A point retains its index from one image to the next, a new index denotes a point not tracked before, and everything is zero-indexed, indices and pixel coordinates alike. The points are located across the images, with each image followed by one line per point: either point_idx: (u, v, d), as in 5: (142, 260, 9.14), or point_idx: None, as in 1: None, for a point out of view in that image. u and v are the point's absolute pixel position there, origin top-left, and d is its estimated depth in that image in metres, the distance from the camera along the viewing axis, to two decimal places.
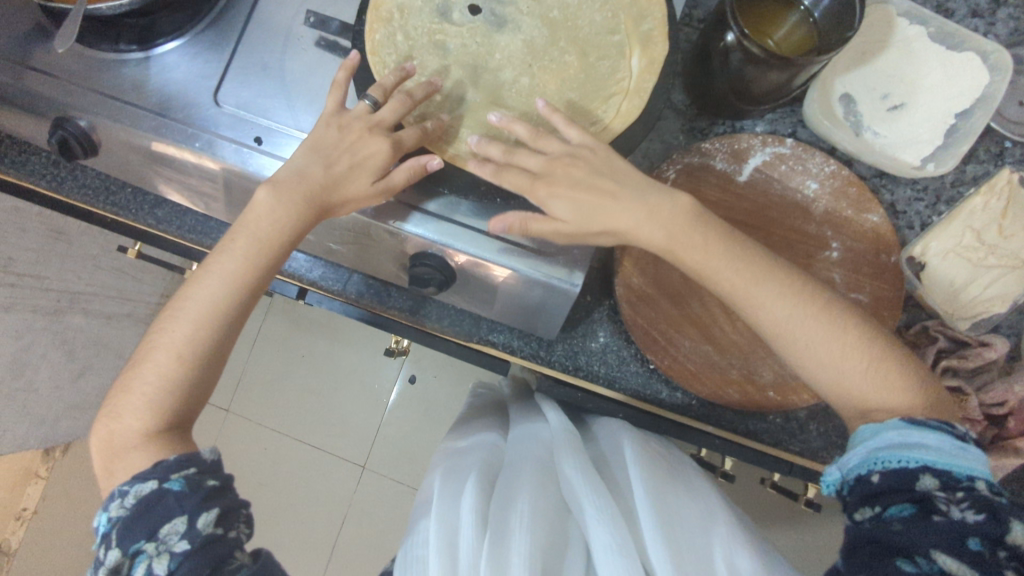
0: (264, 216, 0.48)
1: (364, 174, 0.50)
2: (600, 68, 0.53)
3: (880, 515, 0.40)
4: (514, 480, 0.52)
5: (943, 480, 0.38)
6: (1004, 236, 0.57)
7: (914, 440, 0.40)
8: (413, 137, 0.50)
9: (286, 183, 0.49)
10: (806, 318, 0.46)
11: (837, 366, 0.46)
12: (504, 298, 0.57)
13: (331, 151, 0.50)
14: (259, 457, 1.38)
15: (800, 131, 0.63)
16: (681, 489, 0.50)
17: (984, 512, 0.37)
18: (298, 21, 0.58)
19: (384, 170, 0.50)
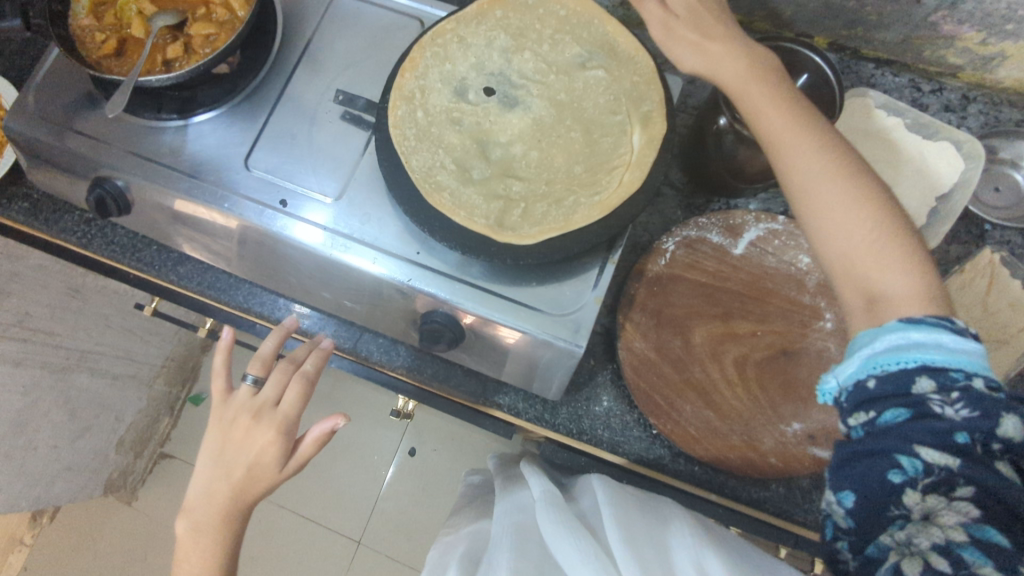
0: (191, 553, 0.51)
1: (268, 461, 0.52)
2: (603, 145, 0.57)
3: (874, 420, 0.40)
4: (494, 560, 0.53)
5: (939, 383, 0.39)
6: (989, 311, 0.60)
7: (914, 341, 0.40)
8: (296, 403, 0.55)
9: (199, 510, 0.52)
10: (835, 183, 0.46)
11: (850, 235, 0.45)
12: (510, 358, 0.60)
13: (228, 451, 0.53)
14: (254, 528, 1.34)
15: (792, 210, 0.67)
16: (658, 531, 0.51)
17: (977, 410, 0.37)
18: (327, 98, 0.63)
19: (287, 451, 0.53)
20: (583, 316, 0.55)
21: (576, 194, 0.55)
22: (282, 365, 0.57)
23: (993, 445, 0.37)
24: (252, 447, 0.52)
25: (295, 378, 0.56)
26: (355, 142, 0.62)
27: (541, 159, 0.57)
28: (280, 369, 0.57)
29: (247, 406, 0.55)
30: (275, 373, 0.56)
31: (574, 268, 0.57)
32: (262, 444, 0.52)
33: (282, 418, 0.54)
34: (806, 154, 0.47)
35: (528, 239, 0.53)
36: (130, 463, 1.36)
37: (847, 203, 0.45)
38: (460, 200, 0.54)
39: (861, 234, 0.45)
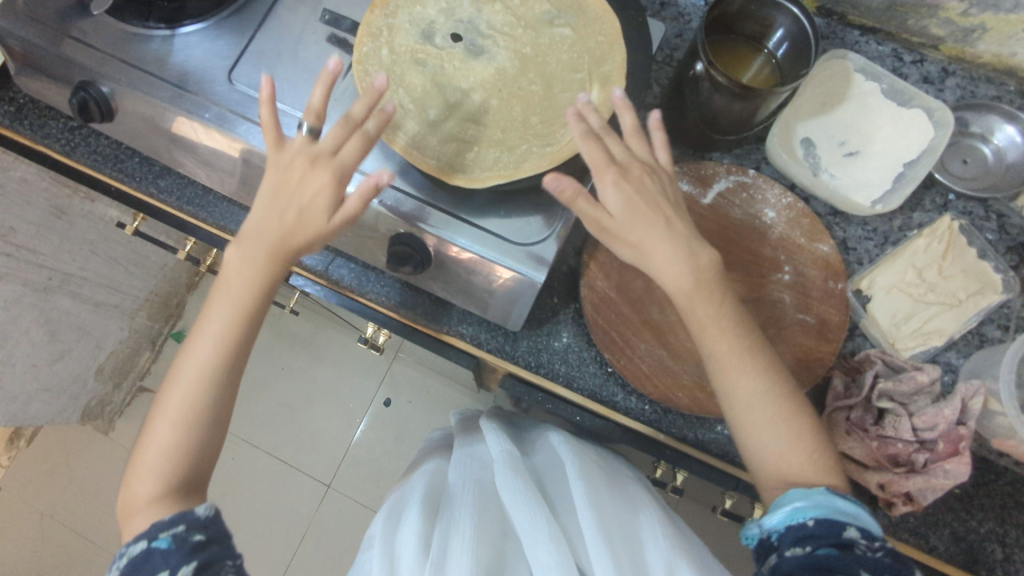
0: (234, 278, 0.54)
1: (321, 205, 0.54)
2: (561, 99, 0.58)
3: (811, 553, 0.46)
4: (454, 504, 0.56)
5: (862, 531, 0.46)
6: (942, 276, 0.62)
7: (841, 503, 0.47)
8: (352, 158, 0.53)
9: (250, 242, 0.54)
10: (767, 397, 0.52)
11: (784, 441, 0.52)
12: (474, 284, 0.61)
13: (284, 198, 0.54)
14: (226, 466, 1.36)
15: (764, 167, 0.68)
16: (616, 509, 0.55)
17: (892, 555, 0.45)
18: (313, 18, 0.64)
19: (337, 200, 0.54)
20: (546, 249, 0.57)
21: (529, 144, 0.57)
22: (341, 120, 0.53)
23: None
24: (307, 197, 0.53)
25: (356, 132, 0.54)
26: (337, 65, 0.63)
27: (500, 108, 0.58)
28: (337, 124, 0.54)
29: (304, 168, 0.53)
30: (334, 129, 0.54)
31: (541, 202, 0.58)
32: (318, 199, 0.53)
33: (339, 165, 0.53)
34: (739, 372, 0.52)
35: (476, 183, 0.56)
36: (108, 393, 1.37)
37: (774, 416, 0.52)
38: (416, 140, 0.57)
39: (787, 442, 0.52)
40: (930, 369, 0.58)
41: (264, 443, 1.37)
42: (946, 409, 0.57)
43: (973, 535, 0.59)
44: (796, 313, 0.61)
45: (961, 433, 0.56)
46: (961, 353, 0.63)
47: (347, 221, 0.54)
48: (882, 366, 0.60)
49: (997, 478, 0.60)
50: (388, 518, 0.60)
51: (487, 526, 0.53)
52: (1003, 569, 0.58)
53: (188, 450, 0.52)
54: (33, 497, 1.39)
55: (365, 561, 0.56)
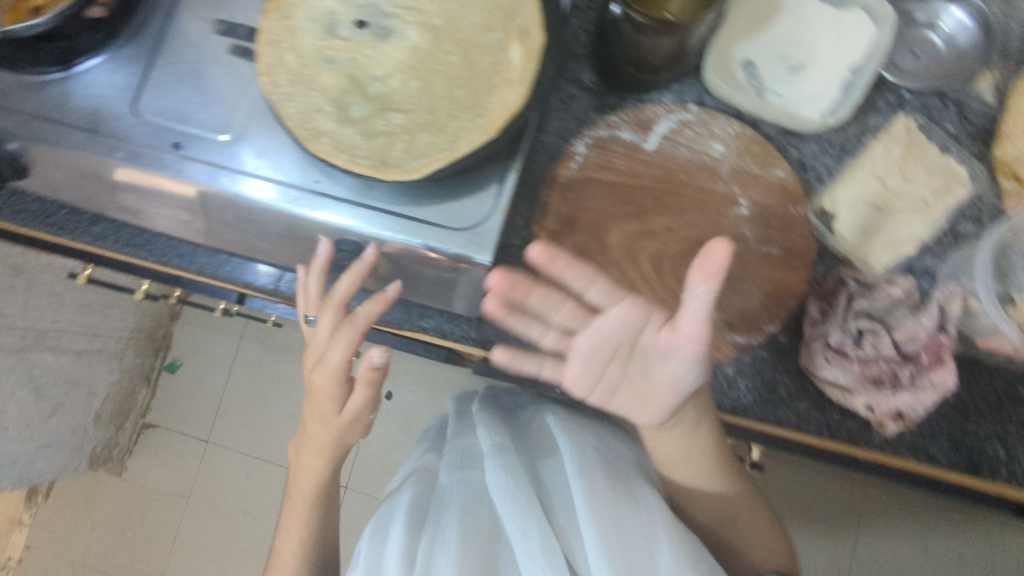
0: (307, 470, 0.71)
1: (331, 397, 0.66)
2: (483, 65, 0.53)
3: None
4: (443, 516, 0.56)
5: None
6: (906, 179, 0.60)
7: None
8: (338, 357, 0.63)
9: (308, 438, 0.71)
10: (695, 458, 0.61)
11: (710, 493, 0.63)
12: (425, 278, 0.59)
13: (313, 390, 0.66)
14: (243, 486, 1.36)
15: (707, 99, 0.63)
16: (617, 511, 0.56)
17: None
18: (208, 32, 0.60)
19: (342, 396, 0.66)
20: (492, 228, 0.55)
21: (459, 119, 0.52)
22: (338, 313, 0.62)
23: None
24: (322, 402, 0.67)
25: (348, 330, 0.61)
26: (244, 75, 0.59)
27: (422, 89, 0.54)
28: (331, 307, 0.62)
29: (318, 350, 0.64)
30: (326, 314, 0.62)
31: (477, 179, 0.56)
32: (329, 403, 0.66)
33: (330, 366, 0.64)
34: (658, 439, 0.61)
35: (413, 175, 0.52)
36: (112, 437, 1.37)
37: (702, 473, 0.62)
38: (340, 142, 0.53)
39: (718, 496, 0.64)
40: (903, 283, 0.57)
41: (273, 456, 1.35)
42: (925, 319, 0.55)
43: (973, 439, 0.58)
44: (760, 246, 0.59)
45: (942, 342, 0.55)
46: (937, 255, 0.60)
47: (352, 416, 0.67)
48: (856, 285, 0.58)
49: (991, 377, 0.59)
50: (378, 523, 0.60)
51: (476, 542, 0.53)
52: (1007, 468, 0.58)
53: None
54: (64, 548, 1.40)
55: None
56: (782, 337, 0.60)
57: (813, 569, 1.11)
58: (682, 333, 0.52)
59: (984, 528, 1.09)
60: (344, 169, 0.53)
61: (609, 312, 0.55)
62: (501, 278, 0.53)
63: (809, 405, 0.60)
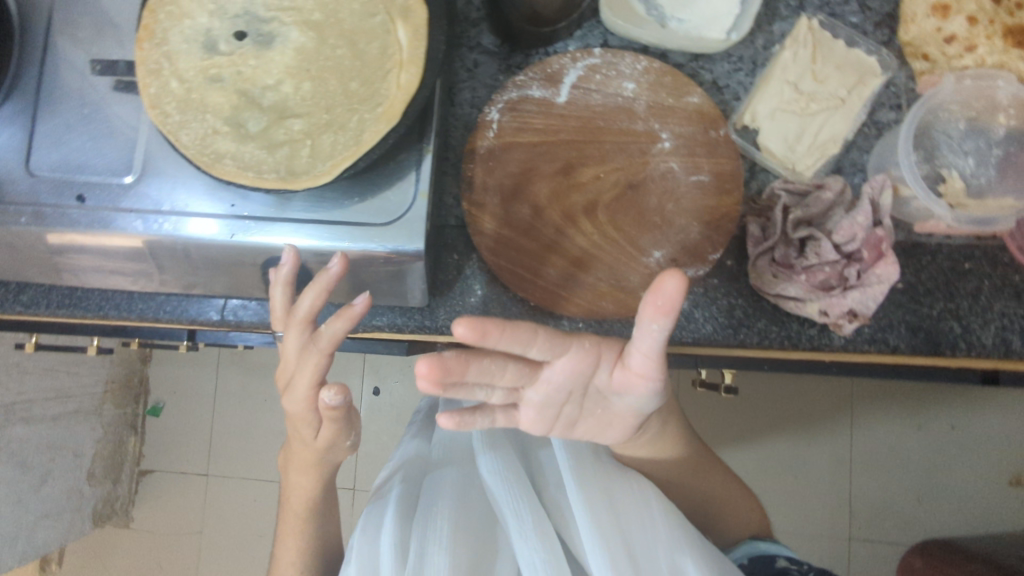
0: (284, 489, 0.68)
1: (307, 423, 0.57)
2: (371, 51, 0.51)
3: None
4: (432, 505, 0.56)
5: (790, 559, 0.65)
6: (819, 81, 0.59)
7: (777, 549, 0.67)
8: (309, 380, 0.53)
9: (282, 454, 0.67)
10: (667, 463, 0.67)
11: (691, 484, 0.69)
12: (363, 279, 0.58)
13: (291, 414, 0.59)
14: (248, 512, 1.34)
15: (610, 39, 0.63)
16: (611, 499, 0.57)
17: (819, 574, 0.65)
18: (87, 74, 0.57)
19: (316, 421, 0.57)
20: (418, 214, 0.54)
21: (359, 112, 0.51)
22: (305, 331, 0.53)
23: None
24: (297, 424, 0.58)
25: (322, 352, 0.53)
26: (134, 111, 0.57)
27: (316, 89, 0.52)
28: (299, 327, 0.53)
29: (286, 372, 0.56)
30: (294, 334, 0.54)
31: (394, 169, 0.54)
32: (304, 426, 0.58)
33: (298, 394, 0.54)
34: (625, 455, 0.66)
35: (324, 178, 0.50)
36: (110, 491, 1.35)
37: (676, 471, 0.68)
38: (244, 161, 0.51)
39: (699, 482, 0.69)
40: (832, 184, 0.58)
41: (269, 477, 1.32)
42: (860, 216, 0.56)
43: (928, 321, 0.60)
44: (689, 176, 0.59)
45: (880, 235, 0.55)
46: (862, 150, 0.61)
47: (329, 441, 0.59)
48: (789, 196, 0.58)
49: (933, 257, 0.60)
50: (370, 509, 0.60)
51: (465, 530, 0.53)
52: (965, 341, 0.59)
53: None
54: None
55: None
56: (730, 261, 0.61)
57: (817, 466, 1.15)
58: (635, 372, 0.46)
59: (968, 395, 1.13)
60: (252, 187, 0.51)
61: (555, 364, 0.47)
62: (433, 363, 0.40)
63: (768, 321, 0.60)
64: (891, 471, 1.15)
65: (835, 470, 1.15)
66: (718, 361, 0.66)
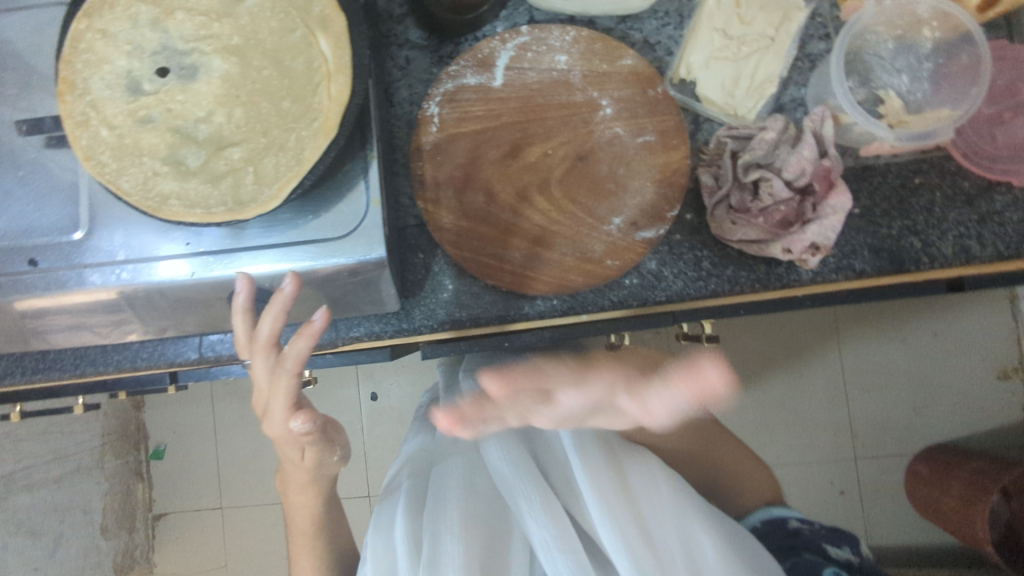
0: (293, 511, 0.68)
1: (288, 442, 0.59)
2: (297, 67, 0.51)
3: (775, 537, 0.70)
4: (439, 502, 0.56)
5: (800, 518, 0.72)
6: (746, 23, 0.59)
7: (789, 512, 0.73)
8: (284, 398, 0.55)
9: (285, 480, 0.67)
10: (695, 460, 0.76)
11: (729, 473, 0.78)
12: (332, 296, 0.58)
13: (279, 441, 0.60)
14: (269, 536, 1.34)
15: (537, 14, 0.62)
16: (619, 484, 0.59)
17: (828, 531, 0.71)
18: (15, 135, 0.56)
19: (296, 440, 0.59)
20: (374, 222, 0.54)
21: (295, 130, 0.50)
22: (271, 356, 0.55)
23: (845, 552, 0.68)
24: (282, 446, 0.60)
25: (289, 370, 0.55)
26: (70, 165, 0.56)
27: (248, 114, 0.51)
28: (264, 351, 0.55)
29: (260, 400, 0.57)
30: (259, 359, 0.55)
31: (342, 180, 0.54)
32: (288, 449, 0.60)
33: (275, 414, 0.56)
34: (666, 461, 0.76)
35: (273, 203, 0.50)
36: (127, 541, 1.35)
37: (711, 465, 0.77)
38: (190, 198, 0.50)
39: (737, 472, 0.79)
40: (775, 123, 0.58)
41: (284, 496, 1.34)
42: (806, 151, 0.57)
43: (889, 241, 0.61)
44: (636, 138, 0.60)
45: (828, 166, 0.56)
46: (801, 84, 0.61)
47: (315, 459, 0.61)
48: (735, 142, 0.59)
49: (884, 178, 0.62)
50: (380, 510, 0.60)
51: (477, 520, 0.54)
52: (927, 254, 0.61)
53: None
54: None
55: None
56: (690, 215, 0.61)
57: (812, 395, 1.18)
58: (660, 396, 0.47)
59: (945, 302, 1.15)
60: (202, 223, 0.51)
61: None
62: None
63: (736, 268, 0.61)
64: (884, 387, 1.17)
65: (830, 395, 1.18)
66: (696, 314, 0.66)
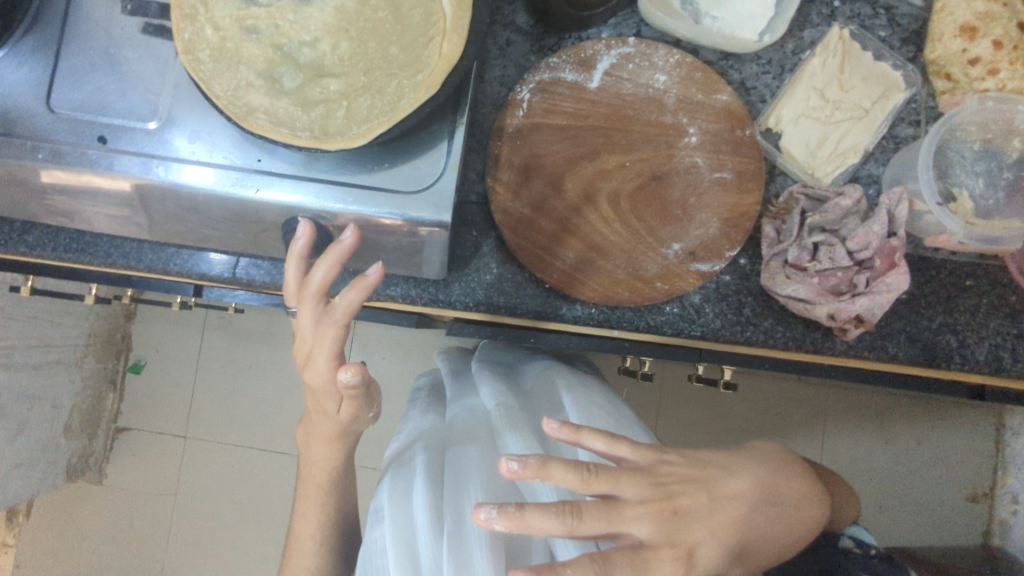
0: None
1: (327, 401, 0.53)
2: (414, 17, 0.51)
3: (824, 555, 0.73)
4: (463, 449, 0.55)
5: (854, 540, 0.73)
6: (845, 90, 0.61)
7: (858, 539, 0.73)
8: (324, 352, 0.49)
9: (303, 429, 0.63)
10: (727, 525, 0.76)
11: None
12: (385, 249, 0.58)
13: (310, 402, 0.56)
14: (229, 474, 1.33)
15: (644, 30, 0.63)
16: None
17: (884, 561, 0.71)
18: (116, 13, 0.56)
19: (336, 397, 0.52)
20: (446, 186, 0.54)
21: (397, 78, 0.50)
22: (319, 306, 0.50)
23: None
24: (319, 400, 0.54)
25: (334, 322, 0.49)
26: (161, 53, 0.56)
27: (354, 50, 0.51)
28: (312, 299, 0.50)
29: (303, 349, 0.52)
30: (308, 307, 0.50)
31: (424, 139, 0.54)
32: (325, 400, 0.53)
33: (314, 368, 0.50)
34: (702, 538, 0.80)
35: (358, 141, 0.49)
36: (86, 446, 1.31)
37: None
38: (277, 116, 0.50)
39: None
40: (852, 192, 0.59)
41: (256, 438, 1.33)
42: (875, 226, 0.58)
43: (927, 333, 0.62)
44: (713, 173, 0.60)
45: (894, 246, 0.57)
46: (880, 162, 0.63)
47: (351, 415, 0.54)
48: (807, 201, 0.60)
49: (937, 272, 0.62)
50: (394, 476, 0.55)
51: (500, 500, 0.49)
52: (959, 356, 0.62)
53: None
54: (57, 561, 1.36)
55: (375, 536, 0.50)
56: (743, 259, 0.62)
57: None
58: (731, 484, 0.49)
59: (939, 413, 1.16)
60: (284, 144, 0.50)
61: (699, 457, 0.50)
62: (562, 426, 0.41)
63: (775, 321, 0.62)
64: (860, 481, 1.17)
65: None
66: (723, 357, 0.67)
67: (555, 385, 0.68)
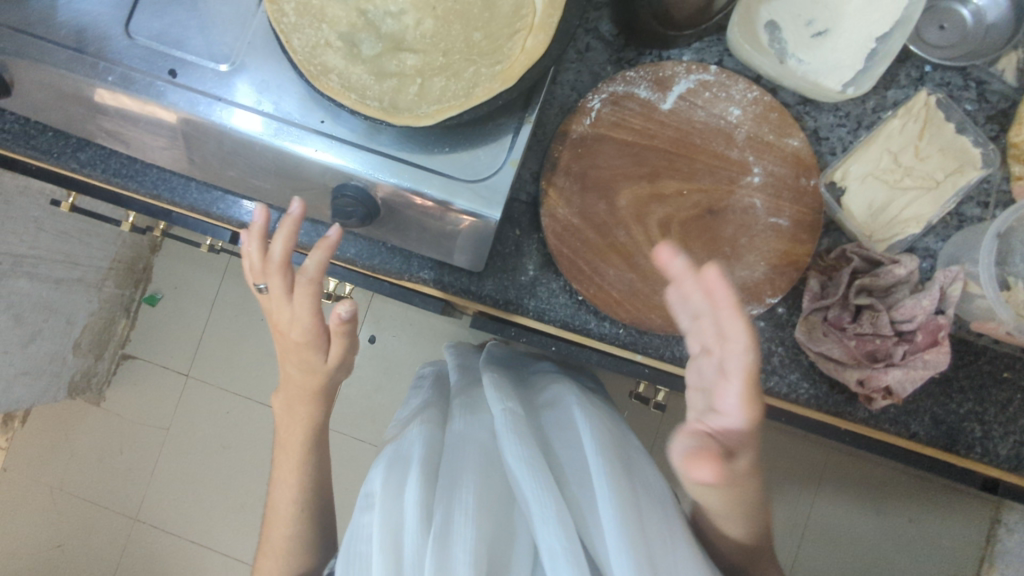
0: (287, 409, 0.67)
1: (312, 353, 0.56)
2: (504, 8, 0.50)
3: None
4: (460, 451, 0.54)
5: None
6: (919, 158, 0.59)
7: None
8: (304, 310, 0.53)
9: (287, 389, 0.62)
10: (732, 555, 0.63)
11: None
12: (426, 232, 0.58)
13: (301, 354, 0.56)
14: (223, 420, 1.33)
15: (727, 60, 0.62)
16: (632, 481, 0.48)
17: None
18: None
19: (320, 346, 0.56)
20: (501, 182, 0.54)
21: (477, 64, 0.50)
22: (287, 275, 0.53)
23: None
24: (305, 354, 0.56)
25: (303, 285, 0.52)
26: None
27: (438, 29, 0.51)
28: (278, 268, 0.53)
29: (281, 317, 0.55)
30: (276, 278, 0.53)
31: (489, 130, 0.54)
32: (311, 350, 0.56)
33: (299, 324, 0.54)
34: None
35: (424, 120, 0.49)
36: (91, 365, 1.32)
37: None
38: (349, 81, 0.50)
39: None
40: (908, 262, 0.57)
41: (255, 390, 1.33)
42: (925, 300, 0.56)
43: (952, 417, 0.60)
44: (768, 217, 0.59)
45: (940, 323, 0.55)
46: (940, 237, 0.61)
47: (340, 359, 0.58)
48: (860, 261, 0.58)
49: (976, 358, 0.61)
50: (391, 460, 0.54)
51: (491, 510, 0.47)
52: (982, 446, 0.60)
53: (303, 548, 0.62)
54: (40, 473, 1.37)
55: (362, 522, 0.50)
56: (781, 308, 0.61)
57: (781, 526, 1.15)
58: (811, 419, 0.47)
59: (937, 497, 1.13)
60: (351, 110, 0.50)
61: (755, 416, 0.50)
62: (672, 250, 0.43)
63: (801, 375, 0.60)
64: (843, 545, 1.15)
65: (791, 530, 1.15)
66: None
67: (561, 393, 0.66)
